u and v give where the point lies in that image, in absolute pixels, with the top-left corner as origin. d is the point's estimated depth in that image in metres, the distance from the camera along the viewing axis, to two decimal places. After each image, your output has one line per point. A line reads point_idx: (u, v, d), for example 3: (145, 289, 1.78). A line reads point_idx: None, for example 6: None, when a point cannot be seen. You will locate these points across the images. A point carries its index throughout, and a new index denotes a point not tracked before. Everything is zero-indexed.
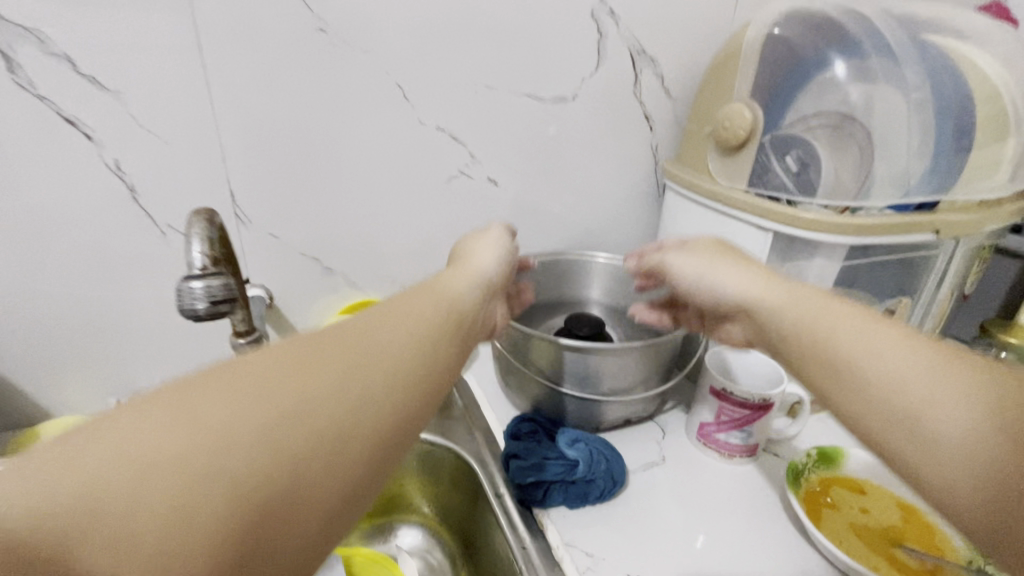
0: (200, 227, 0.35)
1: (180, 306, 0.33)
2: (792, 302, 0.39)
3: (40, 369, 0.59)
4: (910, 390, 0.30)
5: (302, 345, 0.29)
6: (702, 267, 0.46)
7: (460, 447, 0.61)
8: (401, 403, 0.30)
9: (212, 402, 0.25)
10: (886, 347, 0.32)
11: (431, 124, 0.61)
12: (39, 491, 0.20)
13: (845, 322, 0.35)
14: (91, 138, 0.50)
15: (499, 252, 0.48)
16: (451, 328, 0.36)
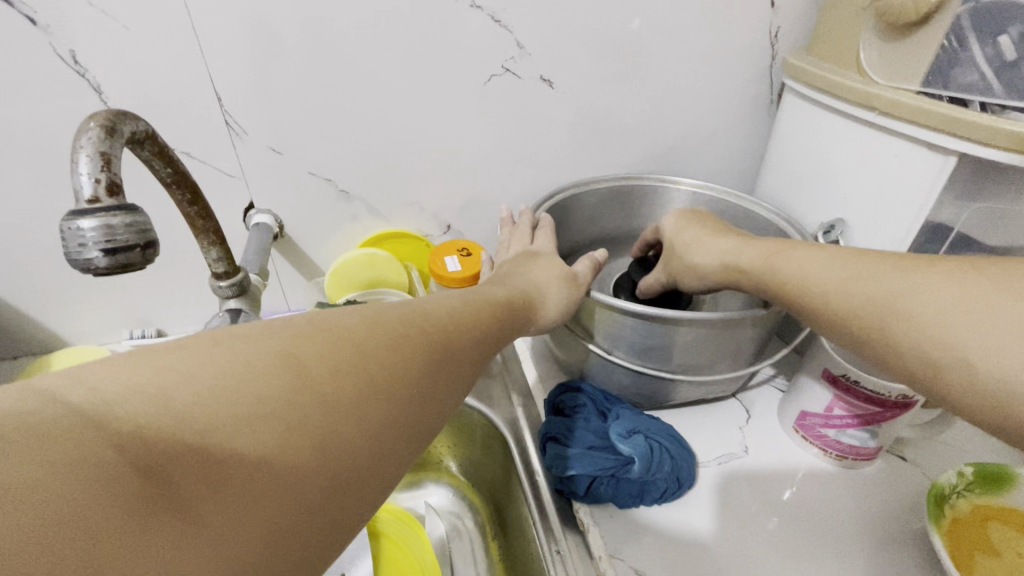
0: (90, 141, 0.24)
1: (69, 255, 0.23)
2: (752, 258, 0.38)
3: (44, 298, 0.54)
4: (858, 289, 0.30)
5: (383, 315, 0.26)
6: (680, 248, 0.44)
7: (494, 412, 0.51)
8: (460, 395, 0.28)
9: (305, 352, 0.22)
10: (845, 266, 0.31)
11: (463, 1, 0.46)
12: (137, 400, 0.17)
13: (801, 260, 0.34)
14: (36, 23, 0.40)
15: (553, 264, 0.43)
16: (508, 329, 0.34)
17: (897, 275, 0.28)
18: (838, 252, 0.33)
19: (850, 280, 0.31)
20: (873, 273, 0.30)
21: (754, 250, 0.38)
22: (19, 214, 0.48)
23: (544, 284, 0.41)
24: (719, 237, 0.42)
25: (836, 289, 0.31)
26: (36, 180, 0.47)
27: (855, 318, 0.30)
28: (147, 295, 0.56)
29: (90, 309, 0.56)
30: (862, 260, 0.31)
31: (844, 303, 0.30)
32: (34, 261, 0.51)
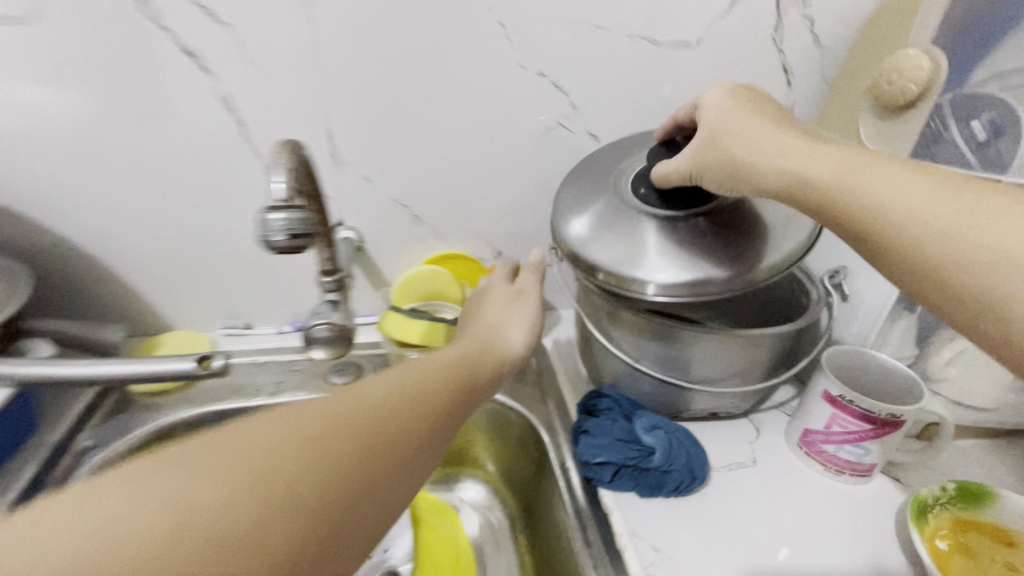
0: (285, 160, 0.34)
1: (261, 236, 0.33)
2: (817, 161, 0.37)
3: (151, 293, 0.62)
4: (963, 218, 0.30)
5: (299, 417, 0.28)
6: (733, 128, 0.42)
7: (530, 413, 0.59)
8: (389, 479, 0.29)
9: (224, 460, 0.25)
10: (945, 194, 0.31)
11: (532, 69, 0.57)
12: (40, 564, 0.20)
13: (893, 175, 0.33)
14: (208, 71, 0.51)
15: (506, 311, 0.50)
16: (463, 391, 0.37)
17: (983, 202, 0.30)
18: (922, 169, 0.33)
19: (951, 209, 0.30)
20: (956, 197, 0.31)
21: (822, 154, 0.37)
22: (151, 220, 0.58)
23: (510, 325, 0.49)
24: (773, 132, 0.41)
25: (915, 205, 0.32)
26: (174, 192, 0.57)
27: (921, 234, 0.31)
28: (238, 296, 0.65)
29: (188, 305, 0.64)
30: (947, 181, 0.32)
31: (942, 228, 0.30)
32: (152, 260, 0.60)
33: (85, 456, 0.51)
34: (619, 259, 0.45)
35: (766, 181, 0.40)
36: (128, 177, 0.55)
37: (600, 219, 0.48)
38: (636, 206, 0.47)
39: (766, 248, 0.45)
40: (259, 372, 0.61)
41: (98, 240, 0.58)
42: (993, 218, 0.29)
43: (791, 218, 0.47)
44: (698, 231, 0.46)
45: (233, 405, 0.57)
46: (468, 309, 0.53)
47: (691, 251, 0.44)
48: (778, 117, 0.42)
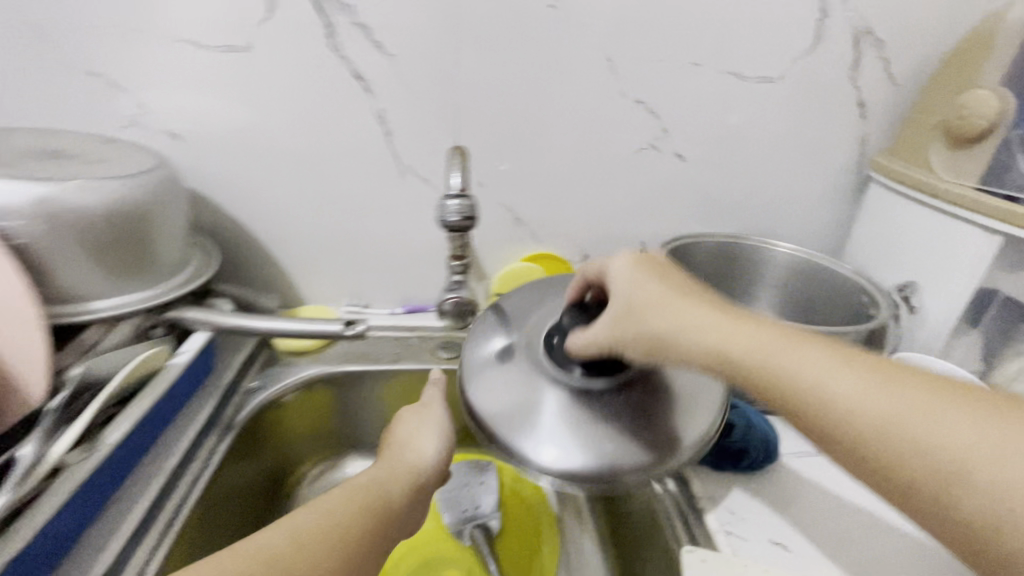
0: (458, 160, 0.44)
1: (438, 217, 0.43)
2: (744, 344, 0.37)
3: (292, 272, 0.74)
4: (901, 411, 0.31)
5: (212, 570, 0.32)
6: (652, 301, 0.41)
7: None
8: None
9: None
10: (874, 379, 0.33)
11: (632, 97, 0.66)
12: None
13: (819, 360, 0.35)
14: (369, 91, 0.63)
15: (416, 434, 0.50)
16: (372, 524, 0.39)
17: (928, 408, 0.31)
18: (851, 362, 0.34)
19: (884, 398, 0.32)
20: (898, 398, 0.32)
21: (746, 335, 0.37)
22: (305, 211, 0.70)
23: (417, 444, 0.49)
24: (691, 305, 0.40)
25: (855, 398, 0.32)
26: (325, 188, 0.68)
27: (890, 447, 0.31)
28: (360, 279, 0.76)
29: (320, 285, 0.76)
30: (877, 380, 0.33)
31: (886, 421, 0.31)
32: (299, 245, 0.72)
33: (251, 395, 0.61)
34: (535, 426, 0.43)
35: (696, 358, 0.38)
36: (291, 175, 0.67)
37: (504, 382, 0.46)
38: (545, 367, 0.46)
39: (678, 427, 0.43)
40: (377, 344, 0.72)
41: (262, 224, 0.70)
42: (945, 426, 0.30)
43: (713, 397, 0.45)
44: (613, 409, 0.43)
45: (357, 367, 0.67)
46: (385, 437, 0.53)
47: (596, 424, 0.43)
48: (688, 286, 0.42)
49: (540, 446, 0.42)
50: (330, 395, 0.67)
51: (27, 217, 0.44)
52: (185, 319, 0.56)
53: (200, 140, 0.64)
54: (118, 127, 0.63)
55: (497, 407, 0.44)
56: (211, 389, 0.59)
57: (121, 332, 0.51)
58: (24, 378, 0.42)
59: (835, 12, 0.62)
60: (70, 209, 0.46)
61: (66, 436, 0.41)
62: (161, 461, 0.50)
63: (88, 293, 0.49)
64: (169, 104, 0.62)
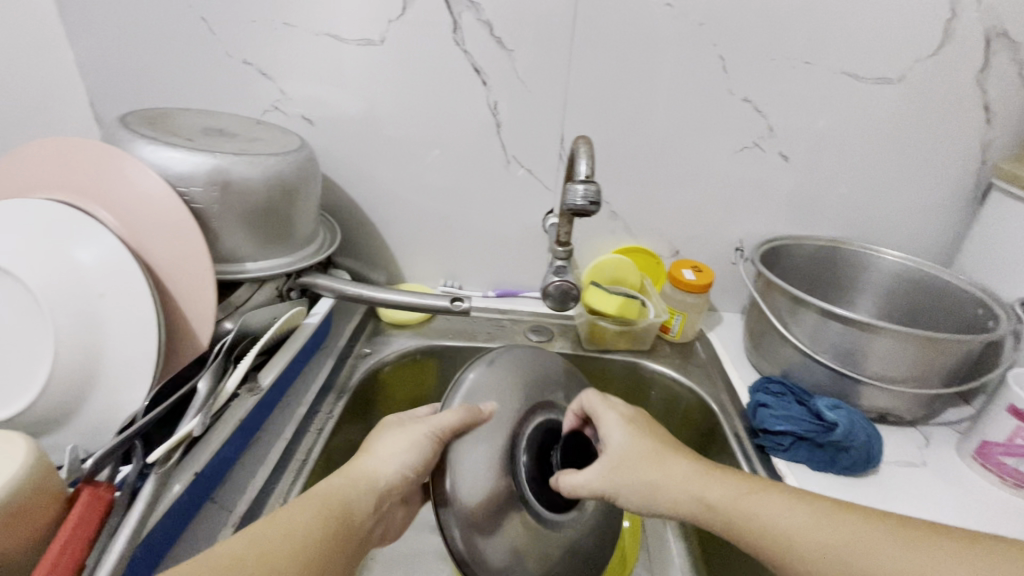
0: (583, 149, 0.47)
1: (563, 201, 0.46)
2: (722, 493, 0.41)
3: (396, 251, 0.80)
4: (862, 549, 0.35)
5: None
6: (641, 454, 0.44)
7: (699, 388, 0.67)
8: None
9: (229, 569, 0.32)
10: (829, 514, 0.38)
11: (740, 96, 0.66)
12: None
13: (782, 510, 0.39)
14: (486, 84, 0.67)
15: (398, 448, 0.44)
16: (333, 541, 0.37)
17: (891, 547, 0.35)
18: (824, 511, 0.38)
19: (845, 538, 0.36)
20: (863, 540, 0.36)
21: (723, 491, 0.41)
22: (414, 195, 0.75)
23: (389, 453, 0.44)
24: (672, 458, 0.44)
25: (822, 540, 0.36)
26: (434, 174, 0.73)
27: None
28: (457, 262, 0.80)
29: (419, 265, 0.81)
30: (848, 531, 0.36)
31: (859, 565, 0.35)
32: (405, 226, 0.77)
33: (362, 360, 0.67)
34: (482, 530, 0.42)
35: (684, 511, 0.42)
36: (405, 160, 0.72)
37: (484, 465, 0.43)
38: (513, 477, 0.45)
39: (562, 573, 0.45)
40: (472, 323, 0.76)
41: (375, 205, 0.76)
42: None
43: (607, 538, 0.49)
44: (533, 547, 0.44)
45: (456, 343, 0.72)
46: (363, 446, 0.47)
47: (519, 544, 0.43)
48: (663, 435, 0.47)
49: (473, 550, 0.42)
50: (428, 367, 0.72)
51: (208, 184, 0.50)
52: (316, 285, 0.62)
53: (330, 125, 0.70)
54: (262, 111, 0.70)
55: (468, 489, 0.42)
56: (327, 352, 0.66)
57: (266, 292, 0.58)
58: (195, 329, 0.50)
59: (967, 13, 0.60)
60: (244, 182, 0.52)
61: (235, 374, 0.47)
62: (292, 410, 0.57)
63: (243, 255, 0.55)
64: (305, 91, 0.69)
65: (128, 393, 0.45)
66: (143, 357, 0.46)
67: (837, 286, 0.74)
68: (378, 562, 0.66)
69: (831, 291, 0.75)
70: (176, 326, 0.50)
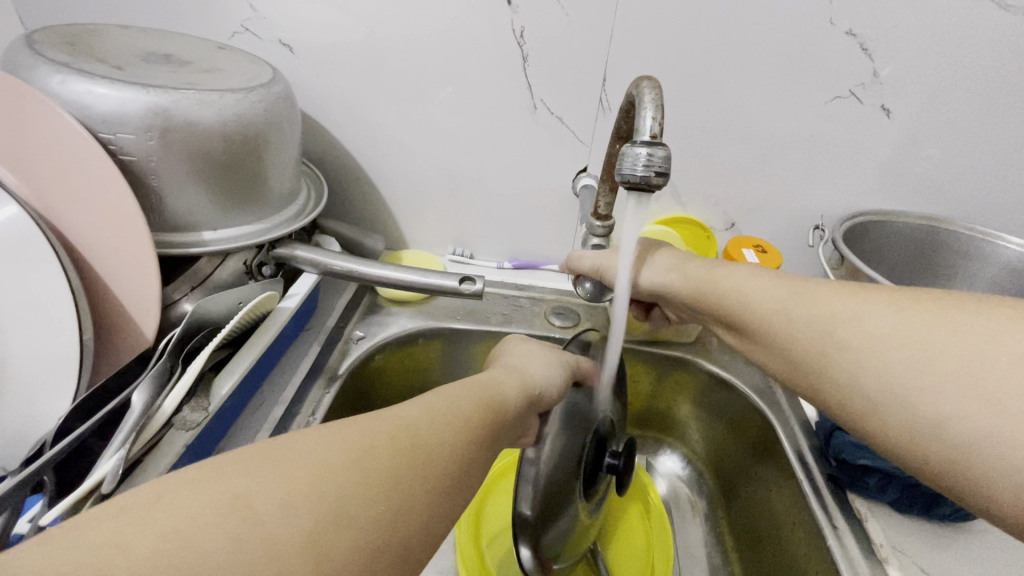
0: (650, 95, 0.34)
1: (619, 168, 0.33)
2: (698, 287, 0.43)
3: (399, 212, 0.68)
4: (803, 320, 0.35)
5: (380, 421, 0.27)
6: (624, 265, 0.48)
7: (742, 382, 0.56)
8: (453, 460, 0.28)
9: (368, 442, 0.25)
10: (790, 300, 0.36)
11: (842, 28, 0.51)
12: (271, 491, 0.22)
13: (749, 292, 0.39)
14: (511, 3, 0.52)
15: (542, 359, 0.42)
16: (496, 428, 0.33)
17: (846, 326, 0.32)
18: (797, 298, 0.36)
19: (801, 322, 0.35)
20: (812, 323, 0.34)
21: (704, 278, 0.43)
22: (420, 147, 0.62)
23: (538, 364, 0.42)
24: (663, 258, 0.47)
25: (782, 320, 0.36)
26: (444, 120, 0.60)
27: (816, 372, 0.34)
28: (470, 226, 0.68)
29: (425, 229, 0.69)
30: (817, 307, 0.34)
31: (788, 333, 0.36)
32: (409, 182, 0.65)
33: (355, 344, 0.57)
34: (551, 435, 0.43)
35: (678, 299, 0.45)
36: (407, 101, 0.59)
37: (582, 408, 0.47)
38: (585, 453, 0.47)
39: (558, 551, 0.44)
40: (486, 302, 0.65)
41: (372, 155, 0.63)
42: (840, 341, 0.32)
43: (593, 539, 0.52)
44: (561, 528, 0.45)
45: (466, 325, 0.61)
46: (498, 349, 0.46)
47: (561, 491, 0.44)
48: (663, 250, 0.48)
49: (542, 452, 0.42)
50: (431, 350, 0.62)
51: (142, 130, 0.38)
52: (294, 258, 0.50)
53: (315, 54, 0.56)
54: (231, 34, 0.56)
55: (564, 419, 0.45)
56: (314, 332, 0.56)
57: (231, 268, 0.46)
58: (137, 318, 0.39)
59: None
60: (190, 126, 0.39)
61: (178, 388, 0.36)
62: (267, 411, 0.47)
63: (200, 221, 0.43)
64: (281, 6, 0.54)
65: (50, 401, 0.36)
66: (66, 359, 0.36)
67: (938, 271, 0.63)
68: None
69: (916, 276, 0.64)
70: (115, 313, 0.40)
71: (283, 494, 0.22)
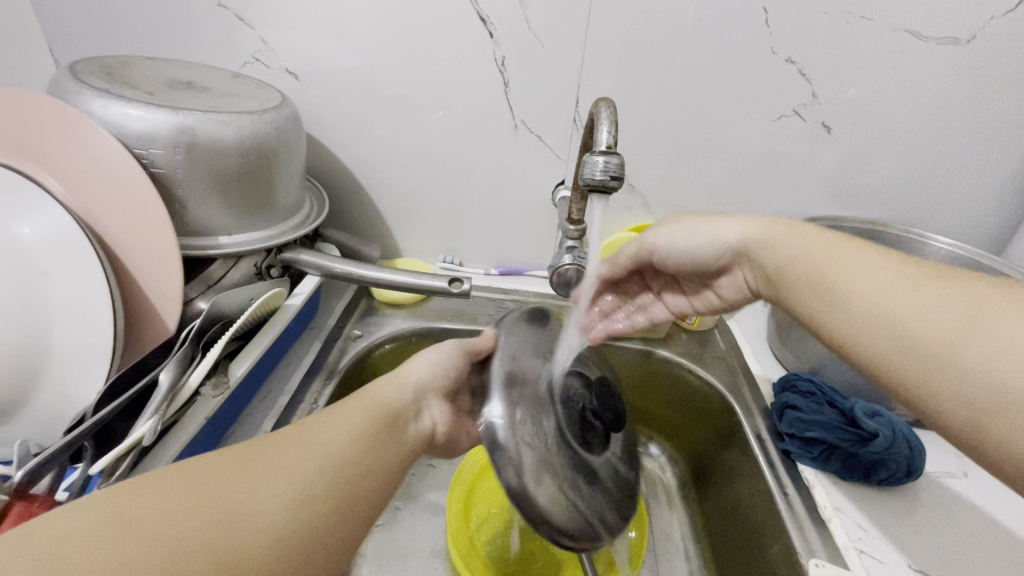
0: (607, 114, 0.40)
1: (581, 173, 0.39)
2: (796, 251, 0.40)
3: (395, 222, 0.74)
4: (916, 310, 0.33)
5: (261, 442, 0.31)
6: (680, 232, 0.47)
7: (711, 374, 0.62)
8: (338, 458, 0.32)
9: (251, 458, 0.30)
10: (887, 278, 0.35)
11: (782, 55, 0.58)
12: (159, 511, 0.25)
13: (844, 266, 0.37)
14: (492, 36, 0.59)
15: (423, 364, 0.44)
16: (385, 429, 0.37)
17: (977, 323, 0.30)
18: (914, 285, 0.34)
19: (910, 309, 0.33)
20: (922, 312, 0.32)
21: (806, 241, 0.40)
22: (414, 163, 0.68)
23: (421, 362, 0.44)
24: (735, 221, 0.45)
25: (885, 298, 0.34)
26: (434, 139, 0.66)
27: (921, 365, 0.32)
28: (460, 235, 0.74)
29: (419, 238, 0.75)
30: (941, 304, 0.32)
31: (892, 317, 0.34)
32: (403, 195, 0.71)
33: (353, 342, 0.62)
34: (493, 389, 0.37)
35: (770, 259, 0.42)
36: (402, 122, 0.65)
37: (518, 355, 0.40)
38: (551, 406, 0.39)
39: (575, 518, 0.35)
40: (473, 304, 0.71)
41: (369, 171, 0.69)
42: (961, 336, 0.31)
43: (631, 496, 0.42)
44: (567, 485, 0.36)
45: (455, 325, 0.66)
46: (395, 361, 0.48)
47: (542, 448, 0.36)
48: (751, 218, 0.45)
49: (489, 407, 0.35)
50: (424, 349, 0.67)
51: (170, 147, 0.43)
52: (299, 261, 0.56)
53: (317, 81, 0.62)
54: (243, 63, 0.62)
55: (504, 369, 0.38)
56: (315, 331, 0.61)
57: (243, 269, 0.52)
58: (161, 311, 0.45)
59: None
60: (212, 144, 0.44)
61: (201, 366, 0.42)
62: (274, 399, 0.51)
63: (217, 227, 0.49)
64: (287, 40, 0.60)
65: (85, 383, 0.41)
66: (100, 344, 0.41)
67: None
68: (367, 558, 0.59)
69: None
70: (142, 306, 0.45)
71: (167, 508, 0.25)
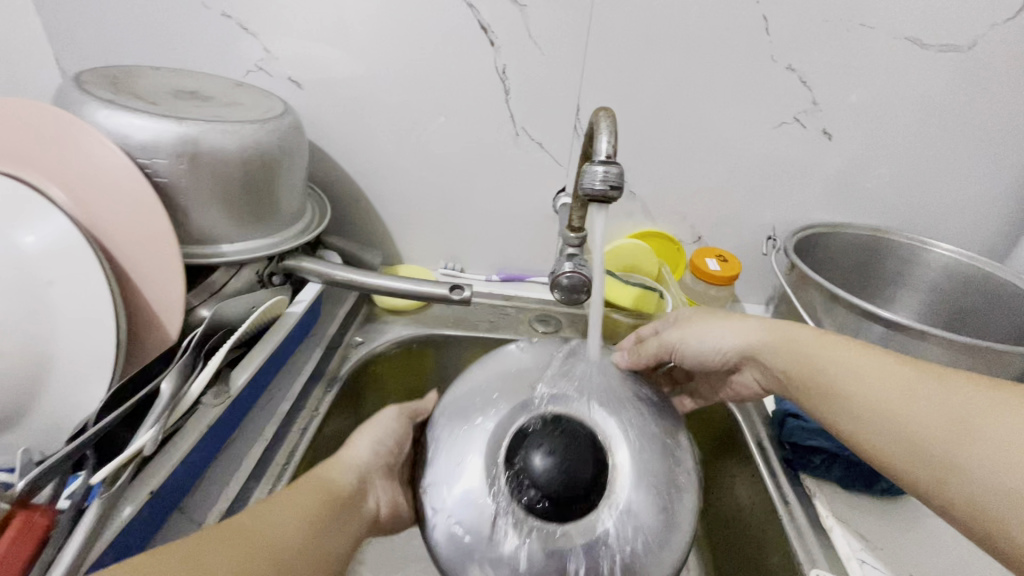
0: (606, 124, 0.41)
1: (580, 182, 0.39)
2: (797, 359, 0.41)
3: (396, 229, 0.74)
4: (909, 411, 0.35)
5: (212, 530, 0.30)
6: (691, 332, 0.47)
7: None
8: (285, 542, 0.31)
9: (201, 549, 0.28)
10: (875, 376, 0.37)
11: (783, 63, 0.58)
12: None
13: (838, 365, 0.39)
14: (493, 44, 0.59)
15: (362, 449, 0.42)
16: (331, 514, 0.36)
17: (968, 425, 0.32)
18: (903, 385, 0.36)
19: (898, 405, 0.35)
20: (914, 413, 0.34)
21: (809, 340, 0.41)
22: (415, 170, 0.68)
23: (364, 441, 0.43)
24: (730, 322, 0.46)
25: (877, 398, 0.36)
26: (435, 147, 0.66)
27: (927, 467, 0.33)
28: (461, 241, 0.74)
29: (420, 244, 0.75)
30: (931, 402, 0.34)
31: (887, 419, 0.35)
32: (404, 201, 0.71)
33: (354, 349, 0.62)
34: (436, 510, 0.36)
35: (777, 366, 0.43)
36: (404, 129, 0.65)
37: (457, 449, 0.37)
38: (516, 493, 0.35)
39: None
40: (474, 310, 0.71)
41: (370, 178, 0.69)
42: (957, 439, 0.32)
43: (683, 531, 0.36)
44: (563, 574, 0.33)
45: (455, 332, 0.66)
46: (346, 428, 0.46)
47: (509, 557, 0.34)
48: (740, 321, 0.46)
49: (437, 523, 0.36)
50: (425, 356, 0.68)
51: (173, 156, 0.44)
52: (301, 269, 0.56)
53: (319, 89, 0.63)
54: (245, 72, 0.63)
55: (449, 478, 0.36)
56: (315, 338, 0.61)
57: (244, 277, 0.52)
58: (163, 319, 0.45)
59: None
60: (215, 154, 0.45)
61: (202, 375, 0.42)
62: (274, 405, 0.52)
63: (219, 236, 0.49)
64: (289, 48, 0.61)
65: (86, 392, 0.41)
66: (102, 352, 0.41)
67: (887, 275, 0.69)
68: (367, 564, 0.59)
69: (872, 285, 0.71)
70: (142, 314, 0.45)
71: None
